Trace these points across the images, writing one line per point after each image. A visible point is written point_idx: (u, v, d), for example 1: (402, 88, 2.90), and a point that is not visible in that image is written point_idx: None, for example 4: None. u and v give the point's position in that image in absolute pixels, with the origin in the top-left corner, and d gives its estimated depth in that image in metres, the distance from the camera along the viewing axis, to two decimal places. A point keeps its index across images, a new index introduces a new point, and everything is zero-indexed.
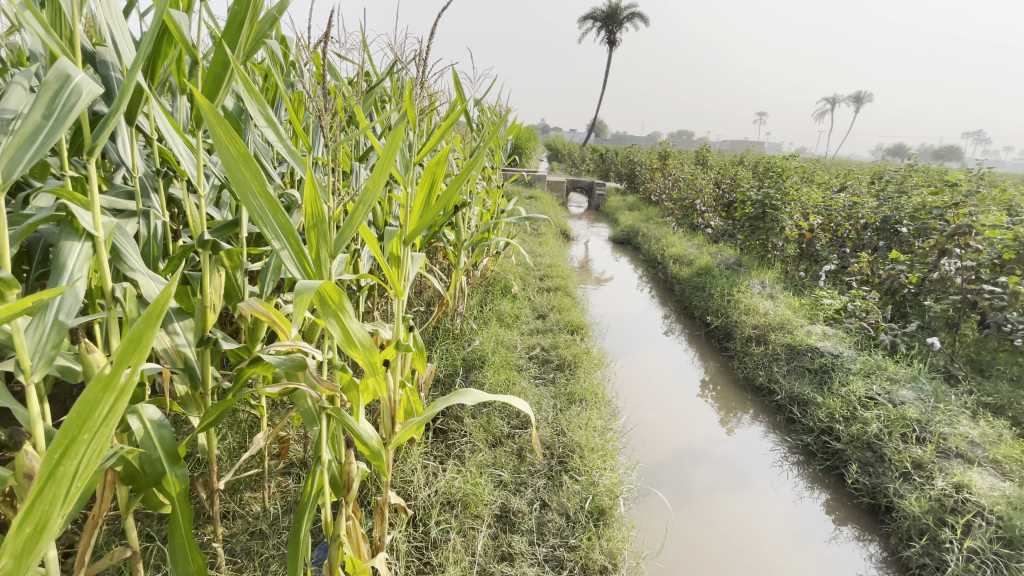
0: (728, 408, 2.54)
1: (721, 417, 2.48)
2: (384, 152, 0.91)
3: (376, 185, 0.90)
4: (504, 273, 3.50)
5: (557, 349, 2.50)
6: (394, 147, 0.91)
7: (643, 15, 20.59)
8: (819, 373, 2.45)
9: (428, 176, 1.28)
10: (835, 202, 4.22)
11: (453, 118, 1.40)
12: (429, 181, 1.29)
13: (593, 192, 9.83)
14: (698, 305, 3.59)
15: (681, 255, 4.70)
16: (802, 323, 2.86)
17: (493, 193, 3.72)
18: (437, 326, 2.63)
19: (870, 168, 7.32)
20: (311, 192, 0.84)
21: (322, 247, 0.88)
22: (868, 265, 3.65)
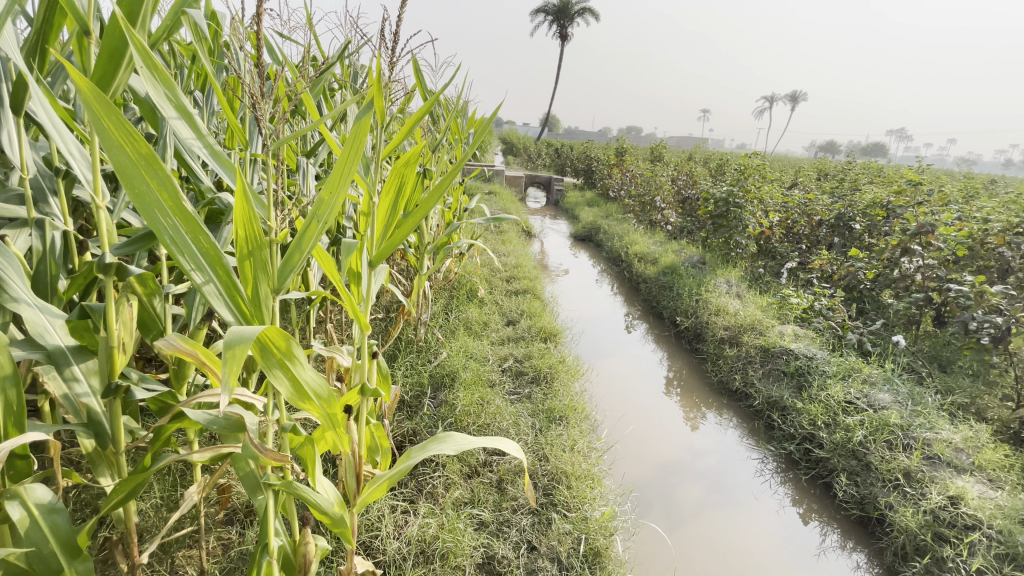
0: (693, 405, 2.57)
1: (687, 413, 2.51)
2: (344, 153, 0.69)
3: (333, 196, 0.69)
4: (468, 275, 3.30)
5: (531, 360, 2.34)
6: (355, 148, 0.70)
7: (594, 11, 20.72)
8: (796, 376, 2.41)
9: (395, 181, 1.07)
10: (792, 199, 4.26)
11: (423, 109, 1.18)
12: (396, 186, 1.08)
13: (550, 187, 9.73)
14: (666, 306, 3.52)
15: (644, 252, 4.64)
16: (772, 323, 2.82)
17: (455, 190, 3.51)
18: (398, 338, 2.41)
19: (813, 165, 7.60)
20: (244, 207, 0.63)
21: (261, 279, 0.67)
22: (827, 262, 3.70)
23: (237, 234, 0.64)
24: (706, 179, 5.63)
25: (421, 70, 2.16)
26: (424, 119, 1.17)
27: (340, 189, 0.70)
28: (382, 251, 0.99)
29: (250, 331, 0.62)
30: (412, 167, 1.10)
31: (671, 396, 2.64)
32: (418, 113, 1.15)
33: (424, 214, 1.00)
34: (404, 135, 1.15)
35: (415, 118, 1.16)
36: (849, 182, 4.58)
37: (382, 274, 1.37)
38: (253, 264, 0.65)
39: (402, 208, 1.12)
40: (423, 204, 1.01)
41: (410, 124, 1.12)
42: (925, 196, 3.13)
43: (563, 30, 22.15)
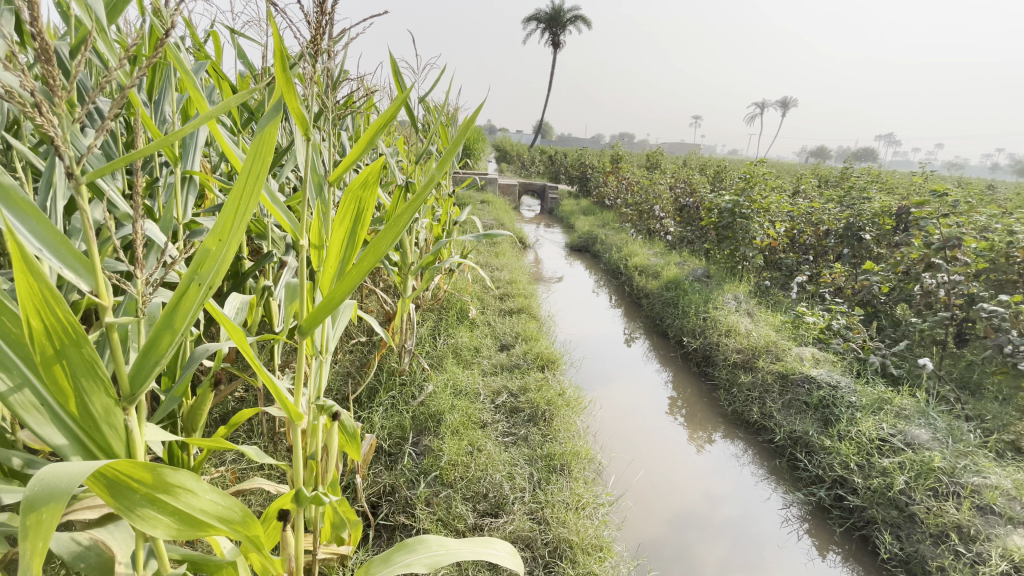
0: (696, 427, 2.41)
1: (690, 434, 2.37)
2: (235, 187, 0.50)
3: (221, 247, 0.50)
4: (459, 293, 3.07)
5: (527, 394, 2.10)
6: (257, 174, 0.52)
7: (586, 18, 20.67)
8: (820, 409, 2.18)
9: (349, 209, 0.83)
10: (798, 208, 4.06)
11: (389, 111, 0.93)
12: (349, 218, 0.84)
13: (545, 196, 9.53)
14: (671, 324, 3.29)
15: (645, 265, 4.42)
16: (788, 346, 2.59)
17: (444, 202, 3.27)
18: (380, 371, 2.17)
19: (814, 171, 7.42)
20: (43, 290, 0.42)
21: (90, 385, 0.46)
22: (840, 276, 3.49)
23: (44, 321, 0.43)
24: (706, 187, 5.43)
25: (402, 74, 1.94)
26: (390, 125, 0.92)
27: (234, 237, 0.52)
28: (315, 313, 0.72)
29: (79, 468, 0.43)
30: (371, 191, 0.87)
31: (675, 418, 2.49)
32: (382, 120, 0.90)
33: (381, 253, 0.74)
34: (361, 148, 0.90)
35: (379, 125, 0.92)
36: (856, 189, 4.39)
37: (347, 311, 1.15)
38: (74, 362, 0.45)
39: (362, 243, 0.88)
40: (380, 241, 0.74)
41: (368, 134, 0.87)
42: (948, 206, 2.92)
43: (555, 38, 22.09)
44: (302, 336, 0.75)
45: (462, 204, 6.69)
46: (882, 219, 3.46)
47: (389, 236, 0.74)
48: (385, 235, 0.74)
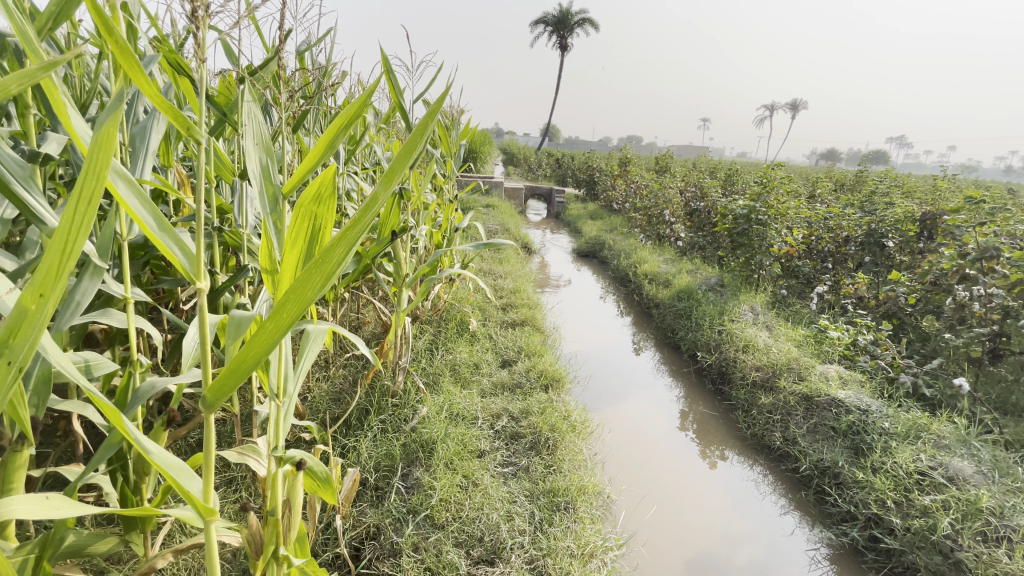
0: (707, 444, 2.28)
1: (700, 450, 2.25)
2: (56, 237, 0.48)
3: (40, 308, 0.49)
4: (459, 304, 2.92)
5: (529, 418, 1.94)
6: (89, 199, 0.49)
7: (594, 20, 20.54)
8: (848, 436, 2.00)
9: (302, 231, 0.68)
10: (816, 214, 3.87)
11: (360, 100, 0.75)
12: (305, 236, 0.70)
13: (552, 199, 9.38)
14: (684, 337, 3.12)
15: (655, 272, 4.24)
16: (811, 364, 2.41)
17: (445, 208, 3.12)
18: (372, 392, 2.03)
19: (830, 174, 7.17)
20: None
21: None
22: (863, 286, 3.30)
23: None
24: (717, 191, 5.23)
25: (395, 74, 1.80)
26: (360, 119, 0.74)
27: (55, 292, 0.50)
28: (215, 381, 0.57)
29: None
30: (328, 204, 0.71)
31: (686, 434, 2.34)
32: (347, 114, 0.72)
33: (306, 302, 0.57)
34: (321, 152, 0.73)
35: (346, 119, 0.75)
36: (878, 193, 4.18)
37: (317, 343, 1.05)
38: None
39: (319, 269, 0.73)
40: (304, 284, 0.57)
41: (326, 136, 0.71)
42: (984, 214, 2.71)
43: (563, 41, 21.97)
44: (203, 409, 0.59)
45: (466, 209, 6.51)
46: (907, 226, 3.28)
47: (316, 280, 0.57)
48: (311, 278, 0.57)
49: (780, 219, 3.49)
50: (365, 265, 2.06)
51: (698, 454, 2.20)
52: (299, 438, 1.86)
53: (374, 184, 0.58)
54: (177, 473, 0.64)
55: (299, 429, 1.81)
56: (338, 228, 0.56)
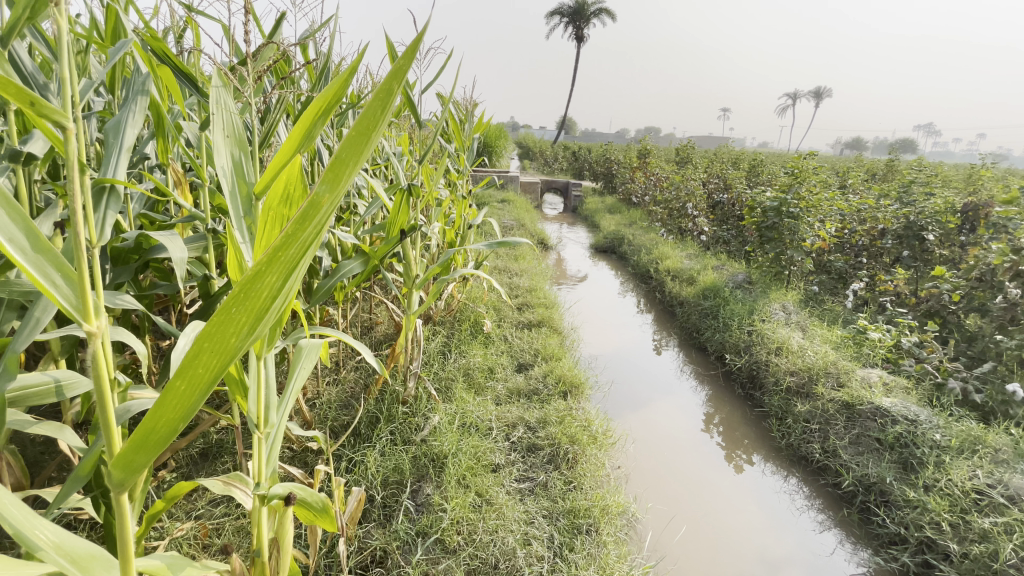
0: (735, 449, 2.17)
1: (728, 455, 2.13)
2: None
3: None
4: (473, 303, 2.81)
5: (547, 429, 1.82)
6: None
7: (611, 10, 20.18)
8: (895, 449, 1.84)
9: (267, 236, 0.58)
10: (849, 206, 3.65)
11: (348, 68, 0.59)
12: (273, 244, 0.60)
13: (569, 194, 9.23)
14: (710, 337, 2.96)
15: (678, 268, 4.06)
16: (850, 368, 2.24)
17: (459, 205, 3.01)
18: (381, 399, 1.93)
19: (860, 164, 6.88)
20: None
21: None
22: (903, 283, 3.09)
23: None
24: (742, 184, 5.01)
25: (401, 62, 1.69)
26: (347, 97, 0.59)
27: None
28: (123, 451, 0.46)
29: None
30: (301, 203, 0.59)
31: (711, 436, 2.25)
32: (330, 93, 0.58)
33: (230, 352, 0.44)
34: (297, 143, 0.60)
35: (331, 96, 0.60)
36: (916, 184, 3.94)
37: (311, 358, 0.95)
38: None
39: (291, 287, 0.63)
40: (226, 327, 0.43)
41: (300, 124, 0.58)
42: None
43: (579, 32, 21.65)
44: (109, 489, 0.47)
45: (482, 204, 6.39)
46: (949, 218, 3.07)
47: (242, 321, 0.44)
48: (234, 319, 0.43)
49: (812, 211, 3.30)
50: (374, 265, 1.95)
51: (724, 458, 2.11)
52: (306, 449, 1.77)
53: (312, 188, 0.42)
54: (85, 565, 0.52)
55: (304, 439, 1.71)
56: (265, 251, 0.41)
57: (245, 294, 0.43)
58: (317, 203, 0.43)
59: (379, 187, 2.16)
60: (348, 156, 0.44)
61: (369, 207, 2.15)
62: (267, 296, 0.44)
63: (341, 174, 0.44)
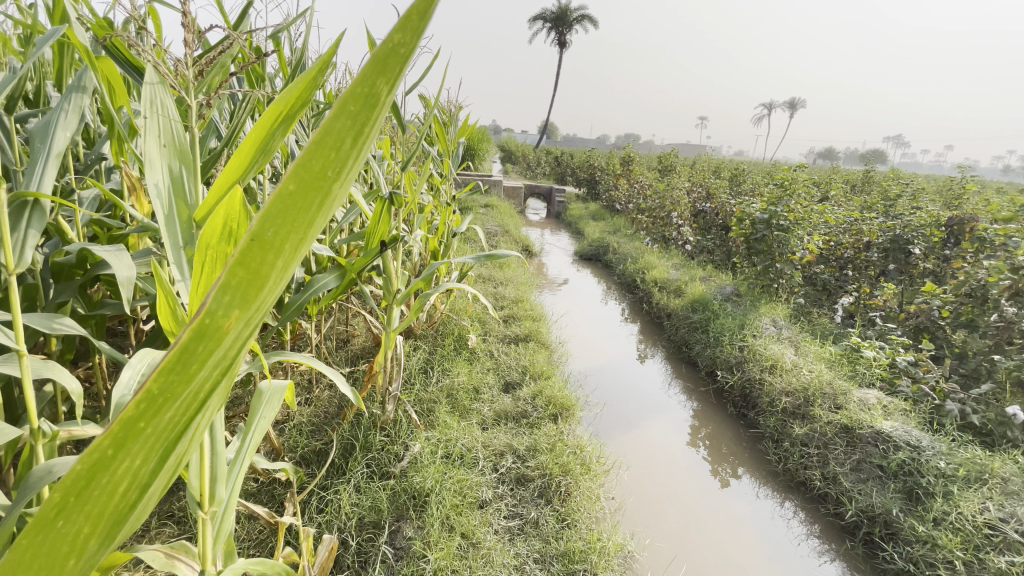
0: (719, 459, 2.17)
1: (713, 467, 2.13)
2: None
3: None
4: (457, 316, 2.67)
5: (538, 457, 1.70)
6: None
7: (592, 17, 20.30)
8: (899, 477, 1.78)
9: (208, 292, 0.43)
10: (836, 218, 3.63)
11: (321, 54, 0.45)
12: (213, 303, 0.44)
13: (551, 199, 9.16)
14: (700, 352, 2.87)
15: (665, 278, 3.99)
16: (847, 388, 2.18)
17: (442, 212, 2.87)
18: (358, 425, 1.79)
19: (837, 174, 6.97)
20: None
21: None
22: (891, 298, 3.07)
23: None
24: (726, 193, 4.98)
25: (384, 61, 1.56)
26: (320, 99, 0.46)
27: None
28: None
29: None
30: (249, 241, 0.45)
31: (697, 450, 2.22)
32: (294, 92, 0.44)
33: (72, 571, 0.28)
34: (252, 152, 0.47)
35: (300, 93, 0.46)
36: (900, 196, 3.94)
37: (274, 401, 0.82)
38: None
39: None
40: (53, 545, 0.26)
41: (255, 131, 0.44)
42: None
43: (561, 38, 21.72)
44: None
45: (463, 208, 6.22)
46: (934, 232, 3.07)
47: (88, 530, 0.27)
48: (66, 533, 0.26)
49: (802, 224, 3.24)
50: (351, 280, 1.81)
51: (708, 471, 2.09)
52: (274, 481, 1.62)
53: (200, 303, 0.20)
54: None
55: (273, 472, 1.56)
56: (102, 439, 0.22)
57: (78, 496, 0.24)
58: (211, 333, 0.22)
59: (357, 195, 2.01)
60: (281, 229, 0.21)
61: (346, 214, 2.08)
62: (128, 484, 0.26)
63: (263, 268, 0.21)
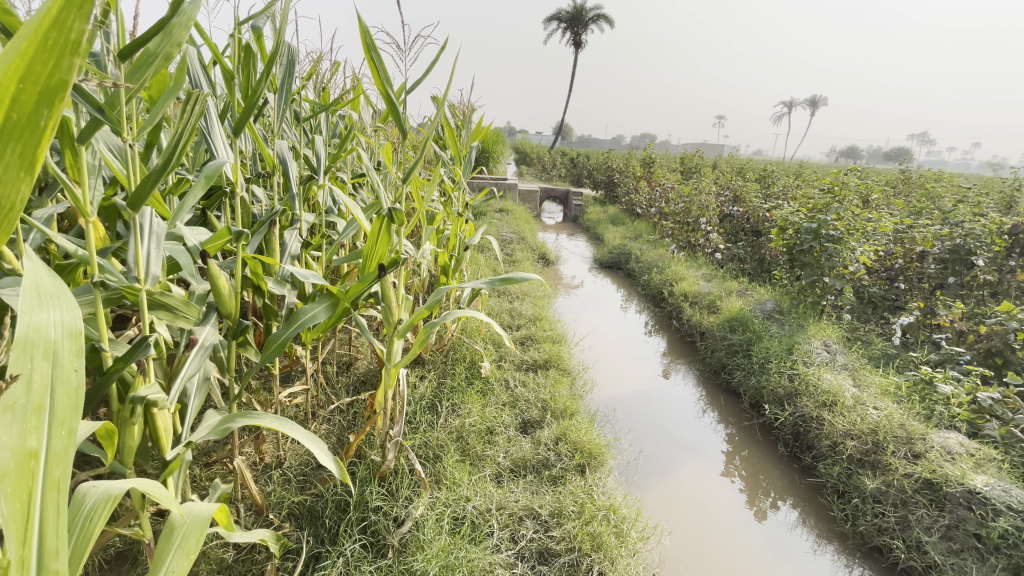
0: (757, 498, 1.96)
1: (753, 507, 1.91)
2: None
3: None
4: (469, 338, 2.40)
5: (561, 526, 1.42)
6: None
7: (609, 16, 19.95)
8: (1001, 552, 1.47)
9: None
10: (885, 226, 3.28)
11: (50, 19, 0.45)
12: None
13: (568, 202, 8.88)
14: (742, 380, 2.56)
15: (695, 291, 3.67)
16: (923, 430, 1.86)
17: (454, 226, 2.61)
18: (355, 483, 1.54)
19: (873, 174, 6.54)
20: None
21: None
22: (957, 318, 2.71)
23: None
24: (758, 196, 4.63)
25: (379, 53, 1.30)
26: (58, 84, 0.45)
27: None
28: None
29: None
30: None
31: (733, 481, 2.03)
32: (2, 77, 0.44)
33: None
34: None
35: (24, 89, 0.45)
36: (955, 200, 3.56)
37: (197, 529, 0.78)
38: None
39: None
40: None
41: None
42: None
43: (576, 38, 21.45)
44: None
45: (478, 214, 5.94)
46: (998, 241, 2.73)
47: None
48: None
49: (854, 234, 2.89)
50: (346, 309, 1.57)
51: (743, 502, 1.92)
52: (254, 551, 1.37)
53: None
54: None
55: (250, 542, 1.31)
56: None
57: None
58: None
59: (355, 209, 1.76)
60: None
61: (346, 231, 1.84)
62: None
63: None
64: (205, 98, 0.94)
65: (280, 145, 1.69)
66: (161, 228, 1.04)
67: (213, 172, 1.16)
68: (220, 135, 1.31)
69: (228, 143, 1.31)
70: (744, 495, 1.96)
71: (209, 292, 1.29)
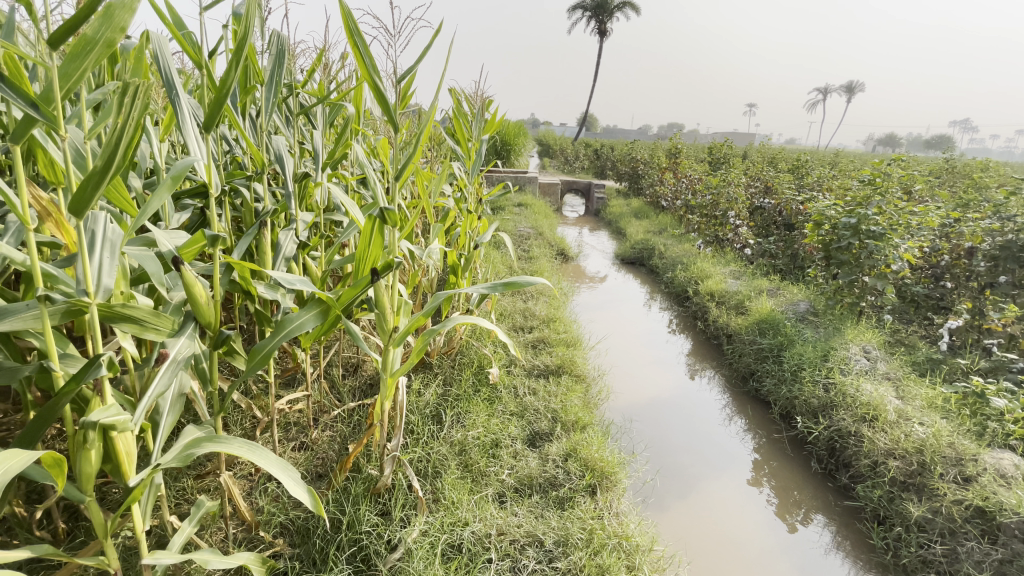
0: (788, 518, 1.80)
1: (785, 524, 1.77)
2: None
3: None
4: (478, 341, 2.29)
5: (564, 558, 1.29)
6: None
7: (635, 3, 19.44)
8: None
9: None
10: (931, 220, 3.01)
11: None
12: None
13: (590, 196, 8.68)
14: (772, 388, 2.38)
15: (722, 290, 3.47)
16: (978, 451, 1.65)
17: (464, 225, 2.49)
18: (347, 503, 1.44)
19: (917, 163, 6.11)
20: None
21: None
22: (1015, 321, 2.45)
23: None
24: (791, 188, 4.36)
25: (362, 36, 1.18)
26: None
27: None
28: None
29: None
30: None
31: (761, 491, 1.90)
32: None
33: None
34: None
35: None
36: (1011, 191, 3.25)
37: None
38: None
39: None
40: None
41: None
42: None
43: (602, 27, 21.00)
44: None
45: (498, 209, 5.82)
46: None
47: None
48: None
49: (898, 230, 2.65)
50: (337, 316, 1.46)
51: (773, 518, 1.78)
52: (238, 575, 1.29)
53: None
54: None
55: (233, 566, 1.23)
56: None
57: None
58: None
59: (352, 208, 1.65)
60: None
61: (343, 231, 1.74)
62: None
63: None
64: (150, 91, 0.83)
65: (273, 142, 1.60)
66: (117, 236, 0.96)
67: (180, 171, 1.07)
68: (194, 130, 1.21)
69: (202, 139, 1.21)
70: (774, 506, 1.83)
71: (185, 300, 1.20)
